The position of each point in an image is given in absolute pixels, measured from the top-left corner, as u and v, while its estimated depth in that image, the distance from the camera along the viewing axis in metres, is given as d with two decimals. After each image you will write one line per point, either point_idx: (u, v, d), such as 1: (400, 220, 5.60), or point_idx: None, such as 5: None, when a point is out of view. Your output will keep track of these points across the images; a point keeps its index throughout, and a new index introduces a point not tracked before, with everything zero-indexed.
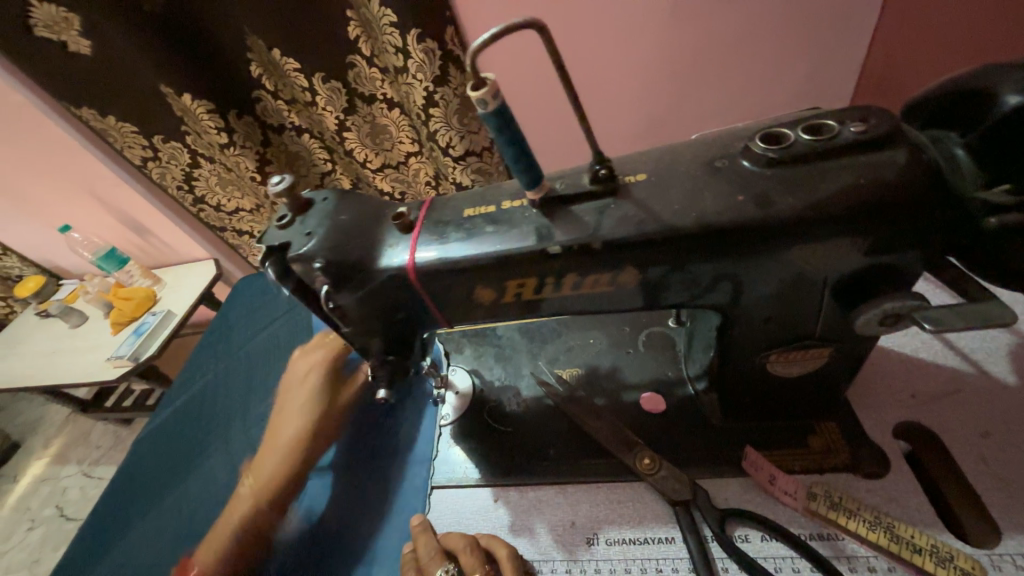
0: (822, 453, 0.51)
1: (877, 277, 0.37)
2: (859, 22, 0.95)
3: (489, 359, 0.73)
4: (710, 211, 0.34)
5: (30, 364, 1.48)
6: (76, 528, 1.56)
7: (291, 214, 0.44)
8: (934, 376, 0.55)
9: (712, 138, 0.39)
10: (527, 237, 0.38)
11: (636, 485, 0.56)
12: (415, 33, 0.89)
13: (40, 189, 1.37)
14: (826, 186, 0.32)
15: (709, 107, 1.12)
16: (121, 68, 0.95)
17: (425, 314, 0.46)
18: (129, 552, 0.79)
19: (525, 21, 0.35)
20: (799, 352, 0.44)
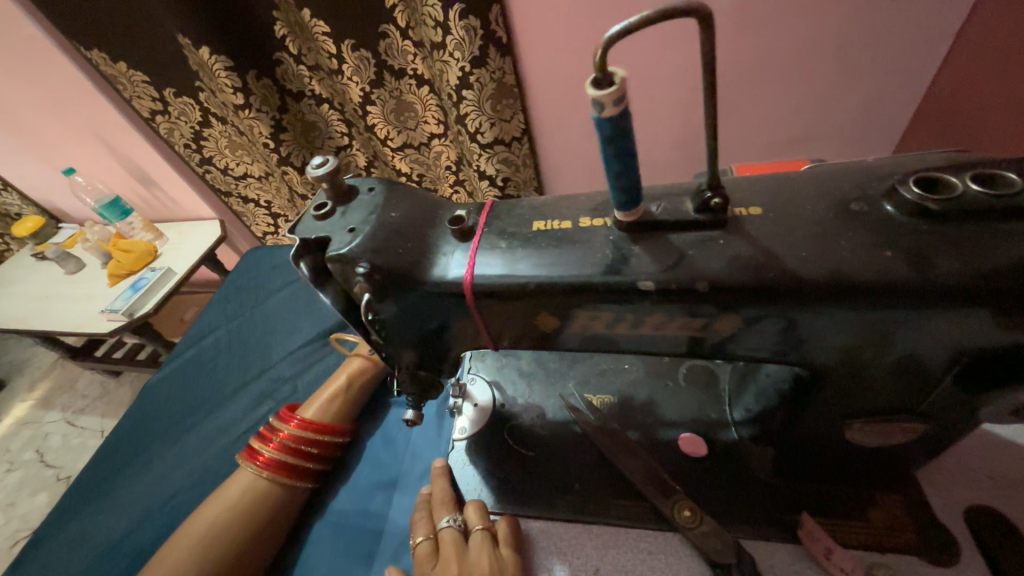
0: (884, 530, 0.46)
1: (1022, 362, 0.31)
2: (933, 48, 0.88)
3: (512, 373, 0.67)
4: (847, 264, 0.28)
5: (22, 308, 1.42)
6: (54, 477, 1.51)
7: (331, 202, 0.39)
8: (1005, 456, 0.49)
9: (841, 174, 0.33)
10: (610, 264, 0.33)
11: (670, 536, 0.51)
12: (458, 9, 0.81)
13: (47, 128, 1.31)
14: (1004, 252, 0.27)
15: (765, 123, 1.05)
16: (138, 12, 0.88)
17: (469, 333, 0.41)
18: (111, 519, 0.72)
19: (669, 16, 0.29)
20: (890, 425, 0.38)
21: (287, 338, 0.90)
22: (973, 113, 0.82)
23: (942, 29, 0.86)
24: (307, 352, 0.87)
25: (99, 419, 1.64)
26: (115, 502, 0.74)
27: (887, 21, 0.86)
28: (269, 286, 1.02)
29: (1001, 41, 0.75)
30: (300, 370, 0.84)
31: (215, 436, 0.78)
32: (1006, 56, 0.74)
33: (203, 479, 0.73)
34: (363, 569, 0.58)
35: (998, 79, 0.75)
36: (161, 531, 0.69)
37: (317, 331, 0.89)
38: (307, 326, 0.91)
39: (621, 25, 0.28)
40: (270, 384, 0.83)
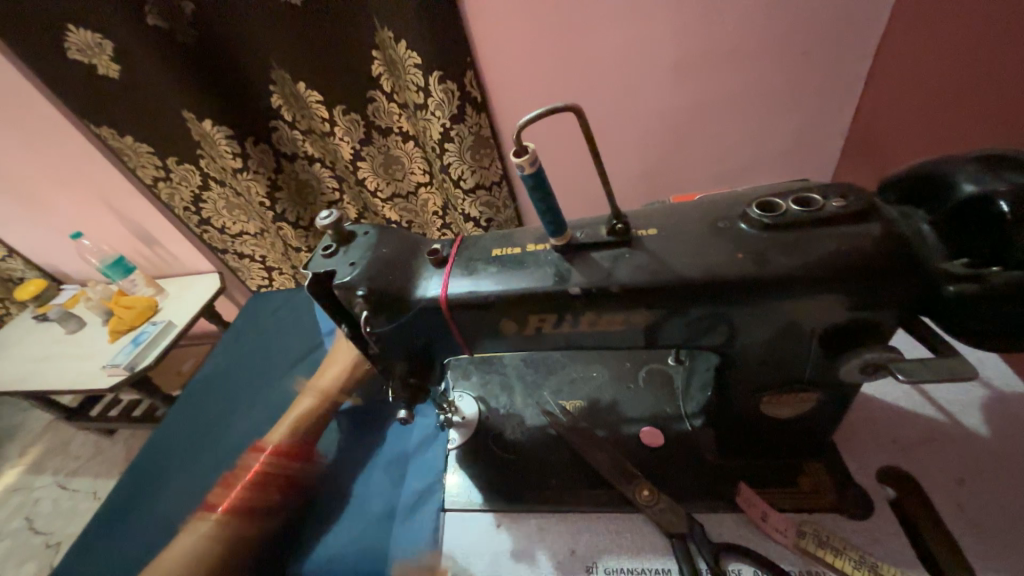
0: (810, 493, 0.55)
1: (861, 332, 0.41)
2: (846, 91, 1.05)
3: (494, 387, 0.76)
4: (714, 265, 0.39)
5: (21, 369, 1.48)
6: (43, 543, 1.51)
7: (335, 244, 0.49)
8: (911, 423, 0.59)
9: (715, 201, 0.44)
10: (549, 278, 0.43)
11: (634, 516, 0.58)
12: (437, 75, 0.97)
13: (59, 198, 1.42)
14: (816, 250, 0.38)
15: (710, 160, 1.20)
16: (150, 94, 1.03)
17: (449, 343, 0.50)
18: (132, 549, 0.75)
19: (563, 106, 0.41)
20: (790, 395, 0.48)
21: (293, 364, 0.97)
22: (887, 142, 0.98)
23: (846, 75, 1.02)
24: (313, 372, 0.94)
25: (91, 480, 1.65)
26: (133, 533, 0.77)
27: (800, 71, 1.03)
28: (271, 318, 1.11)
29: (901, 83, 0.91)
30: (307, 389, 0.91)
31: (232, 457, 0.83)
32: (908, 95, 0.89)
33: (219, 500, 0.77)
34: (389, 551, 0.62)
35: (906, 112, 0.91)
36: None
37: (320, 354, 0.97)
38: (311, 351, 0.99)
39: (530, 113, 0.40)
40: (281, 404, 0.90)
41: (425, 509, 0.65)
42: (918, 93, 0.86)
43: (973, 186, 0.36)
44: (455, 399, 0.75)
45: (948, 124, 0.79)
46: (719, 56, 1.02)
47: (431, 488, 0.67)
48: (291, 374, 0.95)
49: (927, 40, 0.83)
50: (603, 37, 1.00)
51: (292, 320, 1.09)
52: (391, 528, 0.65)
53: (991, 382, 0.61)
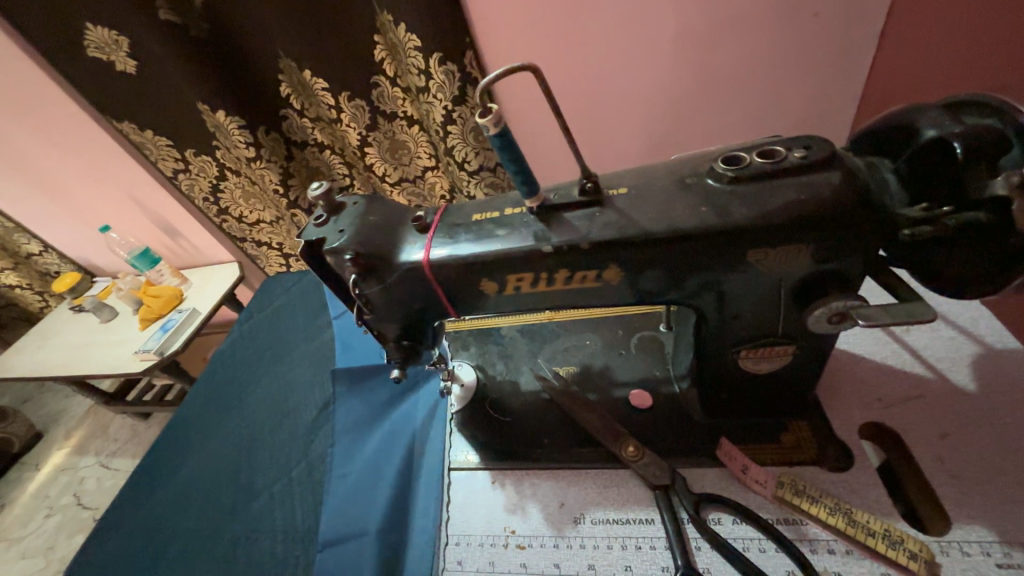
0: (791, 449, 0.56)
1: (828, 281, 0.42)
2: (858, 53, 1.02)
3: (491, 355, 0.79)
4: (679, 220, 0.41)
5: (63, 356, 1.58)
6: (90, 518, 1.63)
7: (326, 215, 0.52)
8: (900, 380, 0.59)
9: (688, 160, 0.45)
10: (526, 238, 0.46)
11: (622, 471, 0.61)
12: (437, 57, 0.98)
13: (85, 193, 1.50)
14: (774, 201, 0.39)
15: (712, 131, 1.19)
16: (167, 88, 1.07)
17: (437, 306, 0.54)
18: (166, 510, 0.82)
19: (522, 66, 0.43)
20: (766, 348, 0.50)
21: (302, 344, 1.01)
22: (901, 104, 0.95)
23: (854, 36, 0.99)
24: (321, 350, 0.98)
25: (129, 460, 1.77)
26: (167, 495, 0.84)
27: (808, 34, 1.00)
28: (282, 298, 1.17)
29: (913, 42, 0.88)
30: (317, 365, 0.95)
31: (251, 432, 0.88)
32: (919, 55, 0.86)
33: (243, 466, 0.84)
34: (405, 513, 0.67)
35: (918, 72, 0.88)
36: (216, 514, 0.78)
37: (326, 332, 1.01)
38: (317, 330, 1.03)
39: (496, 74, 0.42)
40: (293, 381, 0.94)
41: (424, 464, 0.71)
42: (930, 51, 0.83)
43: (932, 130, 0.37)
44: (453, 368, 0.77)
45: (957, 82, 0.76)
46: (723, 22, 0.99)
47: (429, 446, 0.72)
48: (302, 350, 1.00)
49: None
50: (602, 8, 0.98)
51: (301, 299, 1.14)
52: (406, 491, 0.69)
53: (984, 340, 0.60)
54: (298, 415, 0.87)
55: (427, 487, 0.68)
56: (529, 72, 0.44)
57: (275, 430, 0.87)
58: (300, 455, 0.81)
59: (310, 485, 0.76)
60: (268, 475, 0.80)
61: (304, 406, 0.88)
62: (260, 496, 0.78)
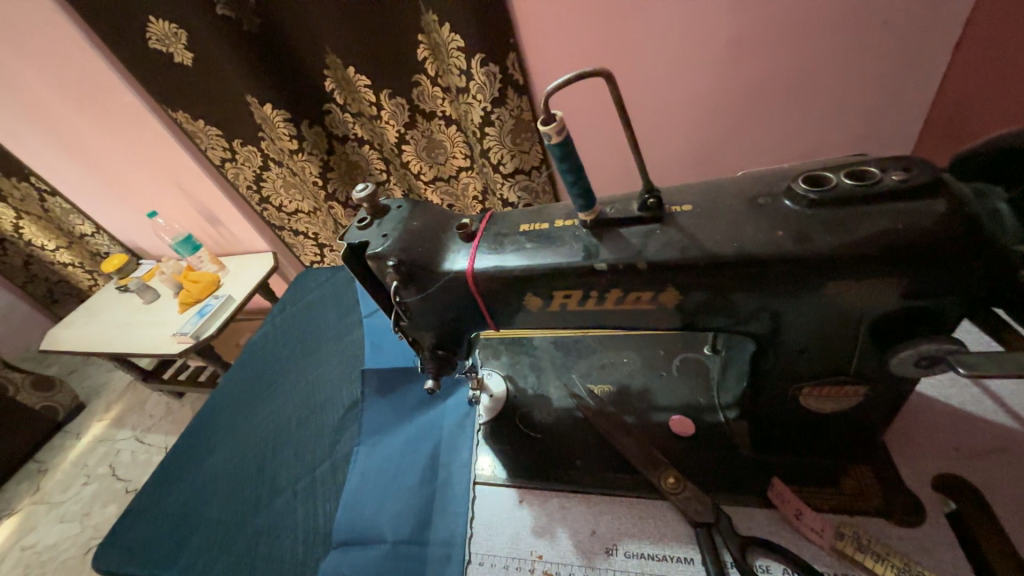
0: (853, 496, 0.51)
1: (918, 321, 0.38)
2: (930, 63, 0.95)
3: (523, 367, 0.76)
4: (751, 243, 0.37)
5: (107, 333, 1.65)
6: (123, 489, 1.70)
7: (370, 217, 0.51)
8: (979, 428, 0.53)
9: (760, 177, 0.42)
10: (577, 253, 0.43)
11: (659, 503, 0.57)
12: (479, 58, 0.96)
13: (136, 180, 1.56)
14: (863, 229, 0.35)
15: (763, 143, 1.13)
16: (217, 80, 1.10)
17: (475, 318, 0.52)
18: (193, 498, 0.84)
19: (591, 72, 0.40)
20: (834, 387, 0.45)
21: (331, 340, 1.02)
22: (979, 120, 0.87)
23: (929, 45, 0.92)
24: (349, 349, 0.98)
25: (162, 437, 1.83)
26: (194, 483, 0.86)
27: (878, 42, 0.93)
28: (314, 293, 1.18)
29: (999, 53, 0.81)
30: (344, 364, 0.95)
31: (277, 426, 0.89)
32: (1004, 67, 0.79)
33: (268, 460, 0.84)
34: (425, 524, 0.65)
35: (1003, 85, 0.81)
36: (239, 507, 0.79)
37: (355, 331, 1.01)
38: (346, 328, 1.03)
39: (561, 81, 0.39)
40: (320, 378, 0.95)
41: (449, 474, 0.69)
42: (1017, 63, 0.76)
43: None
44: (483, 377, 0.75)
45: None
46: (784, 28, 0.94)
47: (455, 454, 0.71)
48: (332, 346, 1.00)
49: None
50: (655, 11, 0.94)
51: (333, 295, 1.15)
52: (427, 502, 0.67)
53: None
54: (324, 413, 0.87)
55: (453, 499, 0.66)
56: (600, 80, 0.41)
57: (302, 426, 0.87)
58: (325, 453, 0.81)
59: (332, 486, 0.75)
60: (292, 472, 0.80)
61: (329, 405, 0.88)
62: (282, 492, 0.78)
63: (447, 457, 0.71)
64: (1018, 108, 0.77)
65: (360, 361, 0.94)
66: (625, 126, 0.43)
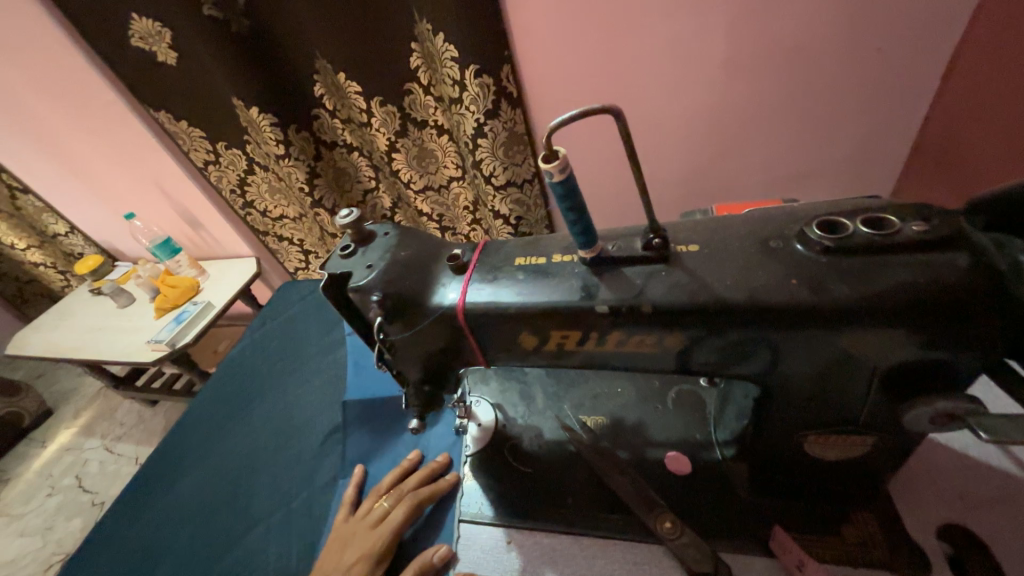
0: (856, 545, 0.49)
1: (935, 374, 0.36)
2: (920, 92, 0.96)
3: (513, 395, 0.73)
4: (762, 289, 0.36)
5: (77, 339, 1.57)
6: (89, 501, 1.61)
7: (354, 244, 0.48)
8: (982, 476, 0.52)
9: (769, 218, 0.41)
10: (574, 292, 0.40)
11: (654, 548, 0.54)
12: (473, 69, 0.94)
13: (113, 180, 1.49)
14: (883, 281, 0.33)
15: (757, 165, 1.13)
16: (202, 80, 1.05)
17: (465, 352, 0.48)
18: (160, 531, 0.79)
19: (601, 108, 0.38)
20: (839, 438, 0.43)
21: (311, 361, 0.97)
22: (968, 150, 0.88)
23: (920, 74, 0.93)
24: (330, 370, 0.94)
25: (133, 446, 1.74)
26: (161, 515, 0.81)
27: (871, 69, 0.94)
28: (295, 307, 1.13)
29: (985, 87, 0.82)
30: (324, 386, 0.91)
31: (252, 453, 0.84)
32: (991, 101, 0.80)
33: (241, 490, 0.79)
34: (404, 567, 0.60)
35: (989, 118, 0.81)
36: (208, 542, 0.74)
37: (337, 351, 0.97)
38: (327, 347, 0.99)
39: (566, 116, 0.37)
40: (298, 401, 0.90)
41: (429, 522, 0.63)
42: (1003, 98, 0.77)
43: None
44: (471, 404, 0.72)
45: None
46: (778, 52, 0.94)
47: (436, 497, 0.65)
48: (314, 366, 0.96)
49: (1019, 37, 0.73)
50: (651, 31, 0.93)
51: (315, 310, 1.10)
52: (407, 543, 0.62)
53: None
54: (301, 440, 0.83)
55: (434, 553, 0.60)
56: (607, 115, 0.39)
57: (278, 454, 0.82)
58: (302, 485, 0.76)
59: (307, 524, 0.70)
60: (265, 503, 0.76)
61: (307, 430, 0.84)
62: (254, 527, 0.73)
63: None
64: (1006, 143, 0.77)
65: (341, 384, 0.89)
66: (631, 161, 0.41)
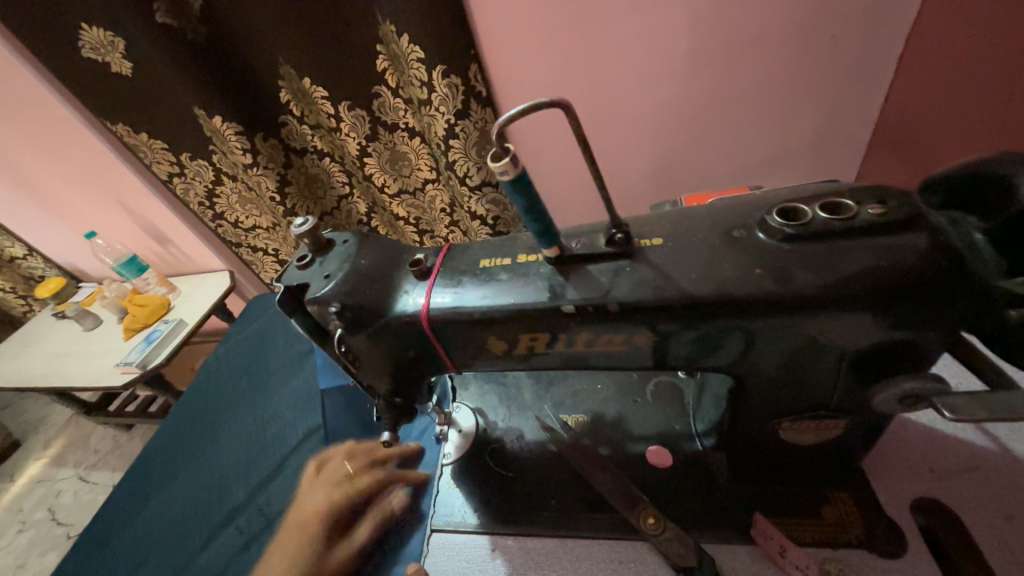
0: (833, 526, 0.49)
1: (901, 356, 0.37)
2: (877, 77, 0.98)
3: (492, 399, 0.71)
4: (728, 282, 0.36)
5: (40, 366, 1.49)
6: (64, 534, 1.52)
7: (312, 255, 0.46)
8: (951, 449, 0.53)
9: (732, 206, 0.41)
10: (539, 293, 0.40)
11: (639, 544, 0.54)
12: (441, 69, 0.92)
13: (70, 197, 1.42)
14: (846, 266, 0.34)
15: (726, 153, 1.14)
16: (160, 89, 1.01)
17: (433, 358, 0.47)
18: (135, 561, 0.75)
19: (552, 102, 0.37)
20: (811, 421, 0.43)
21: (281, 373, 0.95)
22: (923, 130, 0.89)
23: (876, 58, 0.95)
24: (301, 379, 0.92)
25: (109, 474, 1.66)
26: (132, 549, 0.77)
27: (830, 56, 0.95)
28: (263, 319, 1.10)
29: (936, 70, 0.84)
30: (296, 395, 0.89)
31: (227, 471, 0.82)
32: (943, 84, 0.82)
33: (218, 509, 0.77)
34: None
35: (938, 99, 0.83)
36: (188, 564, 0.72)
37: (306, 360, 0.95)
38: (296, 357, 0.97)
39: (515, 110, 0.36)
40: (271, 413, 0.88)
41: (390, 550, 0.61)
42: (955, 80, 0.79)
43: None
44: (451, 411, 0.70)
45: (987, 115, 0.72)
46: (739, 41, 0.95)
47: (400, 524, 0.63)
48: (285, 381, 0.93)
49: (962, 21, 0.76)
50: (613, 25, 0.93)
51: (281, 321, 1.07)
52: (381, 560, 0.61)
53: None
54: (277, 451, 0.81)
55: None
56: (559, 109, 0.38)
57: (252, 472, 0.79)
58: (278, 504, 0.73)
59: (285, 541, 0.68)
60: (245, 519, 0.74)
61: (283, 441, 0.82)
62: (235, 543, 0.71)
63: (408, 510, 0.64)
64: (959, 125, 0.79)
65: (314, 392, 0.88)
66: (586, 156, 0.40)
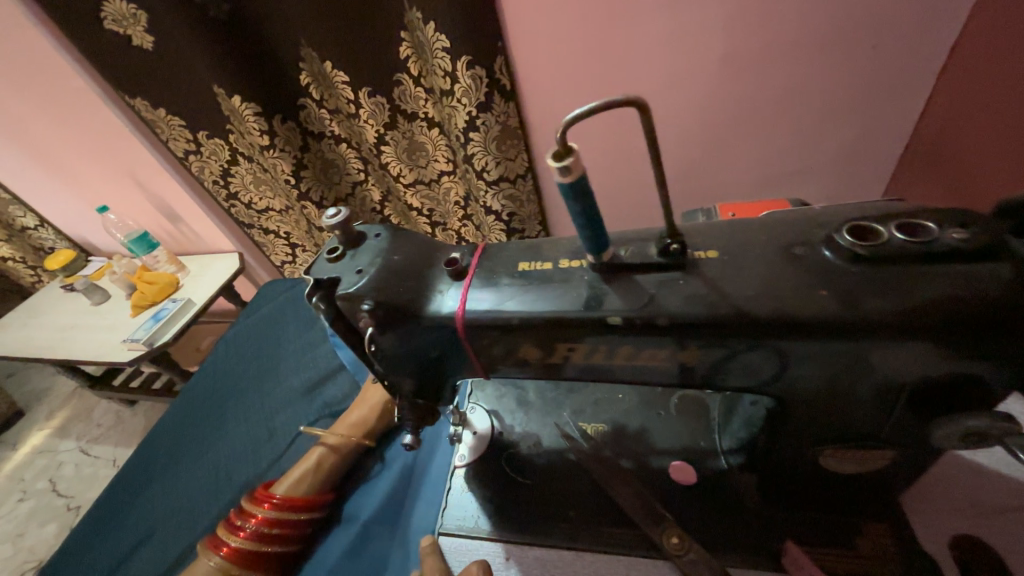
0: (868, 559, 0.47)
1: (966, 391, 0.34)
2: (918, 90, 0.94)
3: (509, 401, 0.69)
4: (790, 303, 0.33)
5: (47, 338, 1.49)
6: (64, 505, 1.53)
7: (343, 247, 0.44)
8: (995, 486, 0.50)
9: (791, 220, 0.39)
10: (582, 302, 0.38)
11: (659, 563, 0.52)
12: (465, 60, 0.89)
13: (84, 171, 1.41)
14: (923, 292, 0.31)
15: (754, 161, 1.11)
16: (180, 66, 0.99)
17: (462, 361, 0.45)
18: (138, 540, 0.75)
19: (615, 101, 0.35)
20: (858, 451, 0.41)
21: (292, 359, 0.93)
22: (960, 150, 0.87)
23: (918, 72, 0.92)
24: (311, 366, 0.90)
25: (111, 448, 1.66)
26: (140, 524, 0.77)
27: (870, 66, 0.92)
28: (275, 302, 1.09)
29: (981, 88, 0.80)
30: (306, 382, 0.88)
31: (234, 454, 0.81)
32: (984, 103, 0.79)
33: (223, 491, 0.76)
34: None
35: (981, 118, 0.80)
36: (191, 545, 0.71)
37: (317, 347, 0.94)
38: (307, 344, 0.96)
39: (581, 109, 0.34)
40: (280, 399, 0.87)
41: (399, 550, 0.62)
42: (997, 99, 0.76)
43: None
44: (466, 412, 0.68)
45: None
46: (776, 47, 0.91)
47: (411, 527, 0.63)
48: (297, 366, 0.92)
49: (1013, 39, 0.73)
50: (647, 23, 0.90)
51: (292, 306, 1.06)
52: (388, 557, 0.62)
53: None
54: (284, 437, 0.80)
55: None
56: (632, 107, 0.36)
57: (259, 457, 0.78)
58: None
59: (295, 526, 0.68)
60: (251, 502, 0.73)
61: (291, 426, 0.81)
62: None
63: (420, 514, 0.64)
64: (997, 146, 0.76)
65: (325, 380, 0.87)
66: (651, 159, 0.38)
